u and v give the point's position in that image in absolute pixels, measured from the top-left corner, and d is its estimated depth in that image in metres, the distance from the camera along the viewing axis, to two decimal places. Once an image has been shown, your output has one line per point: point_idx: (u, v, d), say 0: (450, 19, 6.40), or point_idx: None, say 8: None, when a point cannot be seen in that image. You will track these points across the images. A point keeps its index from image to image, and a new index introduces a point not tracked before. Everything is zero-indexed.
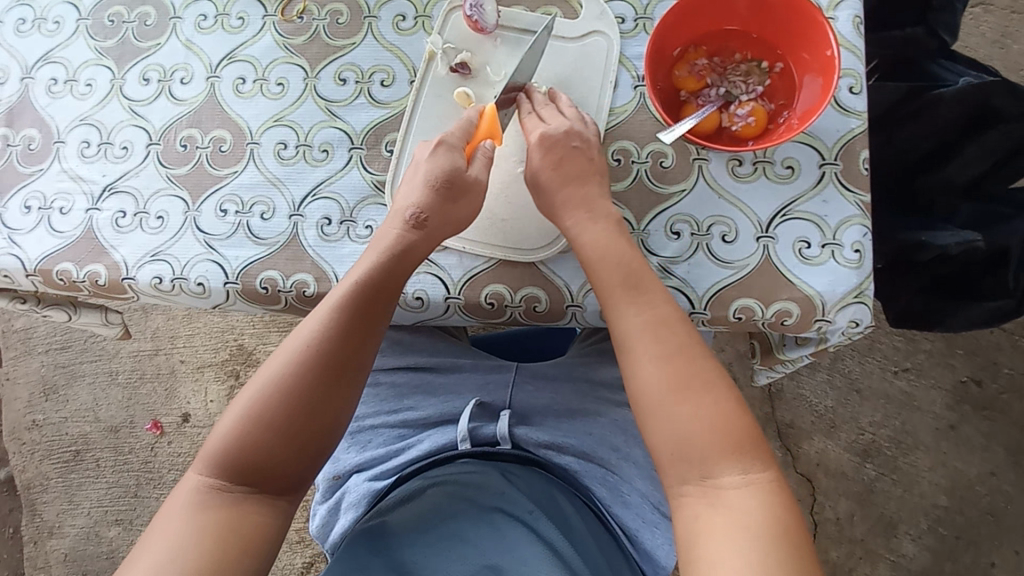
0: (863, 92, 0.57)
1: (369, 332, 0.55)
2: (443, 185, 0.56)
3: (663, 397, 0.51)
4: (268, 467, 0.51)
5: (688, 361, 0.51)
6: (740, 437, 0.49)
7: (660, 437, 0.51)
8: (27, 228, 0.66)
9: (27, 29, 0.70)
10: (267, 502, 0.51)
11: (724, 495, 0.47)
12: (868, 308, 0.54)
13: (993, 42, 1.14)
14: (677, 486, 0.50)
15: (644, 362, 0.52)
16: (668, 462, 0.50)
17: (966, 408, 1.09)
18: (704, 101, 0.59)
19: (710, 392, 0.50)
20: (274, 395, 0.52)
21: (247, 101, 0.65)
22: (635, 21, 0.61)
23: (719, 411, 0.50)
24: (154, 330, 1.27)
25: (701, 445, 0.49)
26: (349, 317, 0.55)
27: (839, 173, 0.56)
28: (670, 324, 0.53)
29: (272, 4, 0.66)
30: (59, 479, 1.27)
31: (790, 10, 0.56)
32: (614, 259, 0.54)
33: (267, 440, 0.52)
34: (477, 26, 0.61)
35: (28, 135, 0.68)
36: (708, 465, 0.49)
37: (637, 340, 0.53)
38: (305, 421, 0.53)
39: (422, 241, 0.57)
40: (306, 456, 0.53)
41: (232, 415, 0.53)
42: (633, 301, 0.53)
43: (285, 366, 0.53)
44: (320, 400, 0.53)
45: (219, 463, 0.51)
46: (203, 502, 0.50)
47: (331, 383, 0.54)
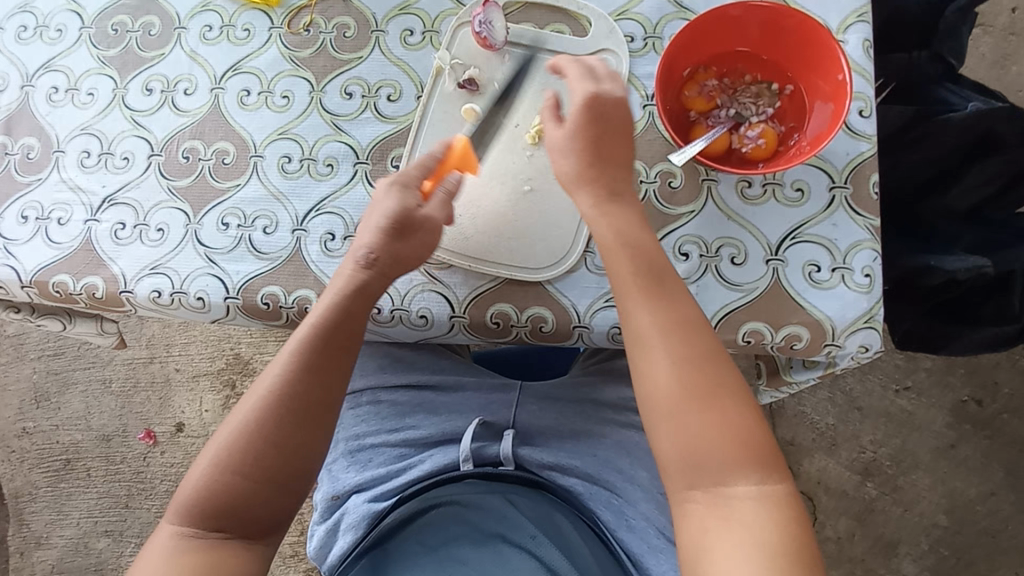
0: (872, 115, 0.57)
1: (343, 364, 0.53)
2: (398, 221, 0.54)
3: (678, 398, 0.49)
4: (242, 512, 0.49)
5: (709, 363, 0.49)
6: (757, 445, 0.48)
7: (670, 439, 0.49)
8: (24, 238, 0.64)
9: (28, 36, 0.69)
10: (245, 546, 0.50)
11: (736, 507, 0.46)
12: (877, 333, 0.54)
13: (993, 63, 1.15)
14: (685, 493, 0.48)
15: (662, 360, 0.50)
16: (675, 465, 0.48)
17: (967, 428, 1.09)
18: (714, 122, 0.58)
19: (727, 394, 0.49)
20: (244, 438, 0.50)
21: (251, 113, 0.64)
22: (644, 39, 0.61)
23: (736, 418, 0.48)
24: (148, 338, 1.26)
25: (716, 450, 0.48)
26: (320, 351, 0.52)
27: (849, 197, 0.56)
28: (690, 323, 0.51)
29: (279, 17, 0.65)
30: (48, 489, 1.25)
31: (802, 34, 0.56)
32: (639, 250, 0.52)
33: (239, 486, 0.49)
34: (486, 42, 0.61)
35: (27, 144, 0.67)
36: (722, 472, 0.47)
37: (654, 337, 0.50)
38: (276, 463, 0.50)
39: (388, 271, 0.54)
40: (282, 497, 0.51)
41: (201, 461, 0.50)
42: (652, 297, 0.51)
43: (254, 408, 0.51)
44: (288, 443, 0.51)
45: (191, 512, 0.49)
46: (179, 550, 0.48)
47: (303, 421, 0.51)
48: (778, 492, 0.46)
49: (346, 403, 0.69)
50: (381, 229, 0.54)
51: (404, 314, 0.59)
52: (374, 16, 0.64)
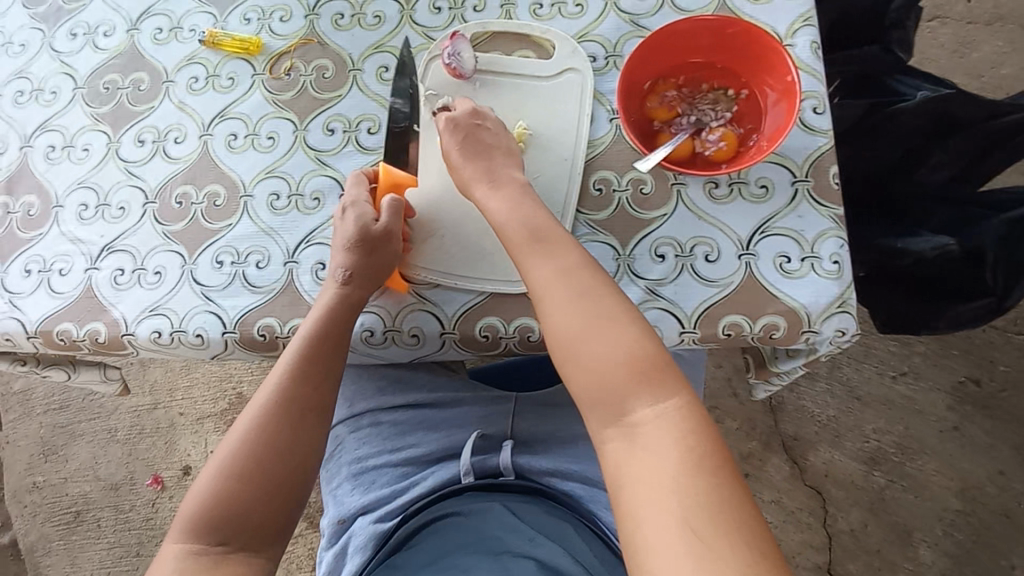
0: (826, 111, 0.60)
1: (331, 373, 0.58)
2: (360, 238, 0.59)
3: (574, 334, 0.50)
4: (246, 521, 0.52)
5: (595, 296, 0.51)
6: (649, 368, 0.48)
7: (577, 380, 0.50)
8: (28, 291, 0.67)
9: (24, 100, 0.73)
10: (249, 556, 0.52)
11: (639, 431, 0.46)
12: (852, 316, 0.56)
13: (952, 52, 1.19)
14: (599, 433, 0.48)
15: (555, 305, 0.52)
16: (587, 405, 0.49)
17: (967, 409, 1.10)
18: (676, 129, 0.61)
19: (616, 323, 0.50)
20: (245, 451, 0.54)
21: (239, 155, 0.67)
22: (606, 58, 0.64)
23: (626, 340, 0.49)
24: (152, 384, 1.27)
25: (614, 381, 0.48)
26: (309, 363, 0.58)
27: (812, 190, 0.58)
28: (576, 267, 0.53)
29: (260, 64, 0.69)
30: (59, 543, 1.24)
31: (751, 41, 0.59)
32: (521, 219, 0.56)
33: (243, 495, 0.53)
34: (456, 72, 0.64)
35: (27, 201, 0.70)
36: (622, 402, 0.47)
37: (547, 285, 0.53)
38: (277, 468, 0.54)
39: (364, 287, 0.59)
40: (284, 503, 0.54)
41: (203, 479, 0.54)
42: (541, 251, 0.54)
43: (253, 422, 0.56)
44: (289, 449, 0.55)
45: (195, 527, 0.51)
46: (185, 567, 0.50)
47: (299, 428, 0.57)
48: (671, 410, 0.46)
49: (347, 428, 0.70)
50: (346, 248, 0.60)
51: (396, 334, 0.61)
52: (351, 56, 0.68)
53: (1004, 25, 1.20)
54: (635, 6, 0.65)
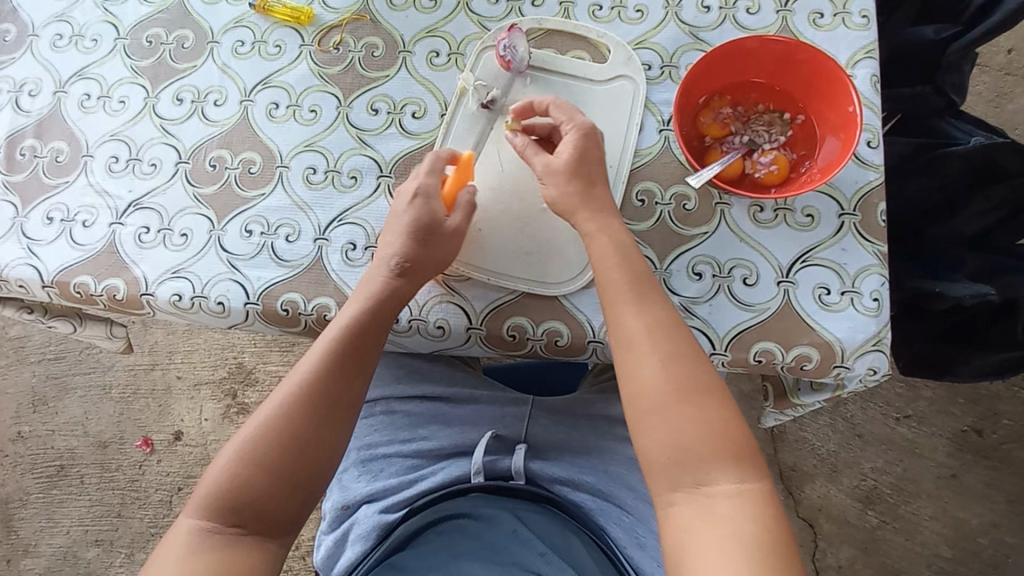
0: (880, 147, 0.59)
1: (366, 369, 0.57)
2: (420, 234, 0.57)
3: (664, 399, 0.52)
4: (260, 508, 0.52)
5: (691, 365, 0.52)
6: (734, 446, 0.50)
7: (655, 439, 0.51)
8: (48, 239, 0.65)
9: (63, 44, 0.71)
10: (258, 545, 0.52)
11: (716, 504, 0.48)
12: (885, 356, 0.55)
13: (989, 100, 1.19)
14: (669, 494, 0.50)
15: (647, 365, 0.53)
16: (660, 466, 0.51)
17: (968, 458, 1.10)
18: (728, 148, 0.61)
19: (706, 394, 0.52)
20: (267, 436, 0.53)
21: (279, 125, 0.66)
22: (662, 68, 0.63)
23: (714, 417, 0.51)
24: (152, 345, 1.26)
25: (695, 451, 0.50)
26: (341, 355, 0.56)
27: (857, 224, 0.58)
28: (670, 328, 0.53)
29: (310, 35, 0.68)
30: (39, 495, 1.23)
31: (813, 68, 0.59)
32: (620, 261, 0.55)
33: (261, 481, 0.52)
34: (507, 64, 0.63)
35: (56, 148, 0.68)
36: (702, 471, 0.50)
37: (640, 342, 0.53)
38: (297, 460, 0.53)
39: (410, 283, 0.57)
40: (300, 494, 0.53)
41: (223, 458, 0.53)
42: (638, 304, 0.54)
43: (279, 407, 0.54)
44: (313, 442, 0.54)
45: (211, 507, 0.51)
46: (198, 546, 0.50)
47: (325, 421, 0.55)
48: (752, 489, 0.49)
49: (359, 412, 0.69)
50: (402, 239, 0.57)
51: (421, 324, 0.60)
52: (402, 37, 0.67)
53: None
54: (696, 19, 0.64)
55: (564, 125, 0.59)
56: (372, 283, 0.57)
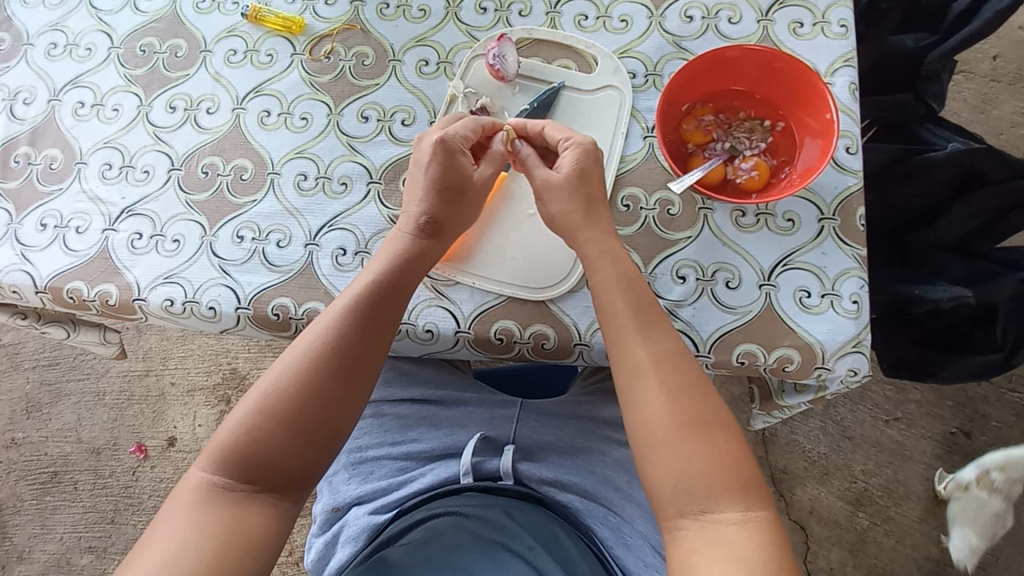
0: (859, 152, 0.60)
1: (383, 328, 0.57)
2: (450, 195, 0.59)
3: (673, 428, 0.52)
4: (273, 467, 0.52)
5: (698, 395, 0.53)
6: (739, 474, 0.51)
7: (664, 468, 0.52)
8: (41, 245, 0.66)
9: (57, 53, 0.72)
10: (271, 504, 0.52)
11: (721, 531, 0.49)
12: (865, 357, 0.56)
13: (974, 107, 1.21)
14: (675, 519, 0.51)
15: (655, 395, 0.53)
16: (668, 494, 0.51)
17: (956, 460, 1.11)
18: (710, 154, 0.63)
19: (713, 427, 0.52)
20: (282, 394, 0.54)
21: (271, 132, 0.67)
22: (645, 76, 0.65)
23: (722, 447, 0.52)
24: (145, 351, 1.26)
25: (701, 481, 0.50)
26: (359, 317, 0.56)
27: (837, 228, 0.59)
28: (677, 357, 0.54)
29: (301, 44, 0.69)
30: (33, 501, 1.23)
31: (792, 76, 0.60)
32: (625, 287, 0.56)
33: (275, 438, 0.52)
34: (498, 74, 0.65)
35: (50, 155, 0.69)
36: (710, 497, 0.50)
37: (646, 371, 0.54)
38: (312, 417, 0.53)
39: (428, 247, 0.59)
40: (313, 456, 0.54)
41: (237, 413, 0.53)
42: (644, 332, 0.55)
43: (294, 364, 0.54)
44: (330, 401, 0.54)
45: (224, 461, 0.52)
46: (209, 502, 0.50)
47: (341, 383, 0.55)
48: (759, 518, 0.49)
49: None
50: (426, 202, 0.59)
51: (410, 328, 0.60)
52: (392, 46, 0.68)
53: None
54: (679, 28, 0.65)
55: (561, 144, 0.60)
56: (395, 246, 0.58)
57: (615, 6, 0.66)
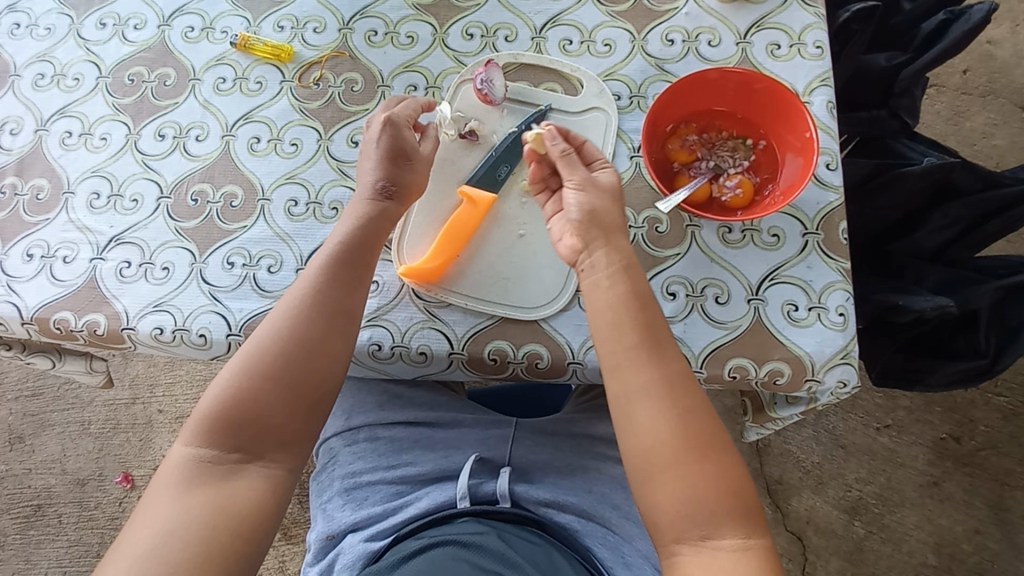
0: (838, 168, 0.62)
1: (357, 287, 0.59)
2: (399, 158, 0.61)
3: (672, 458, 0.52)
4: (261, 433, 0.54)
5: (697, 424, 0.53)
6: (739, 505, 0.51)
7: (667, 494, 0.52)
8: (27, 276, 0.65)
9: (45, 83, 0.72)
10: (259, 469, 0.54)
11: (722, 557, 0.49)
12: (854, 368, 0.57)
13: (946, 119, 1.25)
14: (673, 545, 0.51)
15: (655, 420, 0.53)
16: (669, 521, 0.51)
17: (948, 465, 1.12)
18: (695, 172, 0.64)
19: (712, 456, 0.52)
20: (261, 364, 0.55)
21: (260, 158, 0.68)
22: (630, 98, 0.66)
23: (727, 472, 0.52)
24: (132, 378, 1.24)
25: (704, 512, 0.51)
26: (332, 285, 0.58)
27: (821, 242, 0.60)
28: (682, 381, 0.54)
29: (290, 71, 0.70)
30: (16, 537, 1.19)
31: (770, 95, 0.62)
32: (618, 313, 0.55)
33: (259, 406, 0.54)
34: (487, 98, 0.66)
35: (37, 185, 0.69)
36: (712, 526, 0.50)
37: (642, 400, 0.53)
38: (295, 380, 0.55)
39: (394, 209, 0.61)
40: (298, 422, 0.56)
41: (215, 388, 0.55)
42: (637, 359, 0.54)
43: (271, 332, 0.56)
44: (309, 362, 0.56)
45: (210, 435, 0.54)
46: (198, 473, 0.53)
47: (320, 349, 0.57)
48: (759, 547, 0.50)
49: (343, 440, 0.71)
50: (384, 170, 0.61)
51: (404, 351, 0.60)
52: (381, 72, 0.69)
53: (996, 97, 1.26)
54: (661, 51, 0.67)
55: (597, 162, 0.61)
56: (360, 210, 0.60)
57: (599, 31, 0.68)
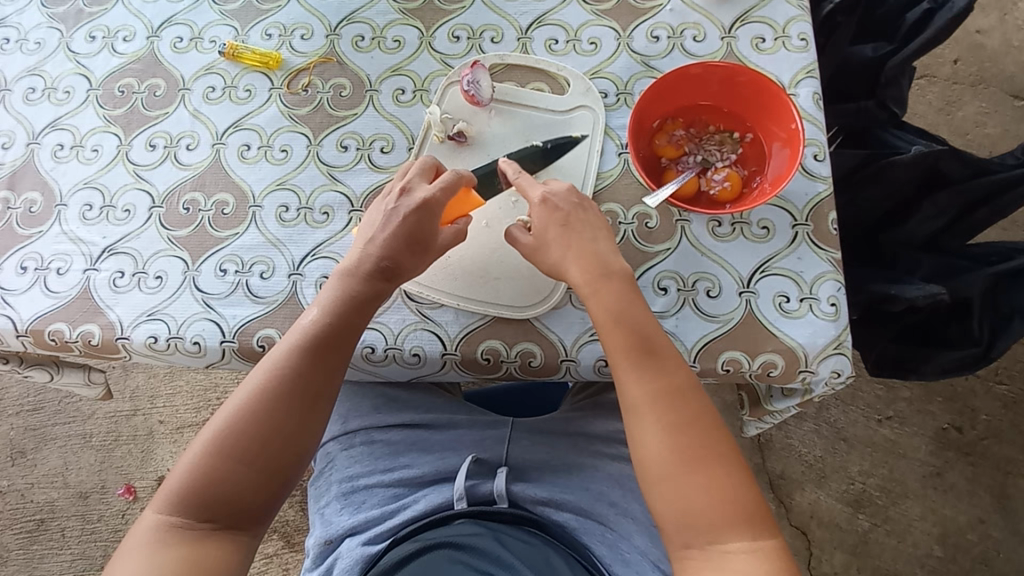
0: (826, 159, 0.62)
1: (338, 358, 0.56)
2: (411, 236, 0.58)
3: (673, 464, 0.52)
4: (232, 502, 0.52)
5: (699, 430, 0.53)
6: (745, 506, 0.51)
7: (671, 500, 0.51)
8: (21, 288, 0.66)
9: (36, 97, 0.73)
10: (228, 538, 0.52)
11: (730, 560, 0.49)
12: (847, 358, 0.57)
13: (938, 109, 1.25)
14: (681, 550, 0.51)
15: (654, 422, 0.53)
16: (673, 527, 0.51)
17: (950, 455, 1.11)
18: (683, 167, 0.64)
19: (718, 460, 0.52)
20: (236, 431, 0.53)
21: (251, 166, 0.68)
22: (617, 95, 0.66)
23: (731, 476, 0.52)
24: (132, 389, 1.24)
25: (711, 516, 0.50)
26: (312, 354, 0.56)
27: (811, 233, 0.60)
28: (685, 389, 0.54)
29: (279, 78, 0.70)
30: (19, 551, 1.19)
31: (756, 89, 0.62)
32: (621, 319, 0.55)
33: (233, 475, 0.52)
34: (473, 99, 0.66)
35: (30, 198, 0.69)
36: (717, 531, 0.50)
37: (644, 408, 0.53)
38: (271, 453, 0.53)
39: (387, 282, 0.58)
40: (268, 493, 0.53)
41: (190, 454, 0.53)
42: (640, 367, 0.54)
43: (251, 395, 0.54)
44: (286, 434, 0.54)
45: (179, 503, 0.51)
46: (165, 540, 0.50)
47: (297, 423, 0.55)
48: (767, 548, 0.50)
49: (340, 444, 0.71)
50: (383, 239, 0.58)
51: (397, 352, 0.61)
52: (369, 77, 0.70)
53: (987, 86, 1.26)
54: (646, 48, 0.67)
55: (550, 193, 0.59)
56: (350, 278, 0.58)
57: (584, 30, 0.68)
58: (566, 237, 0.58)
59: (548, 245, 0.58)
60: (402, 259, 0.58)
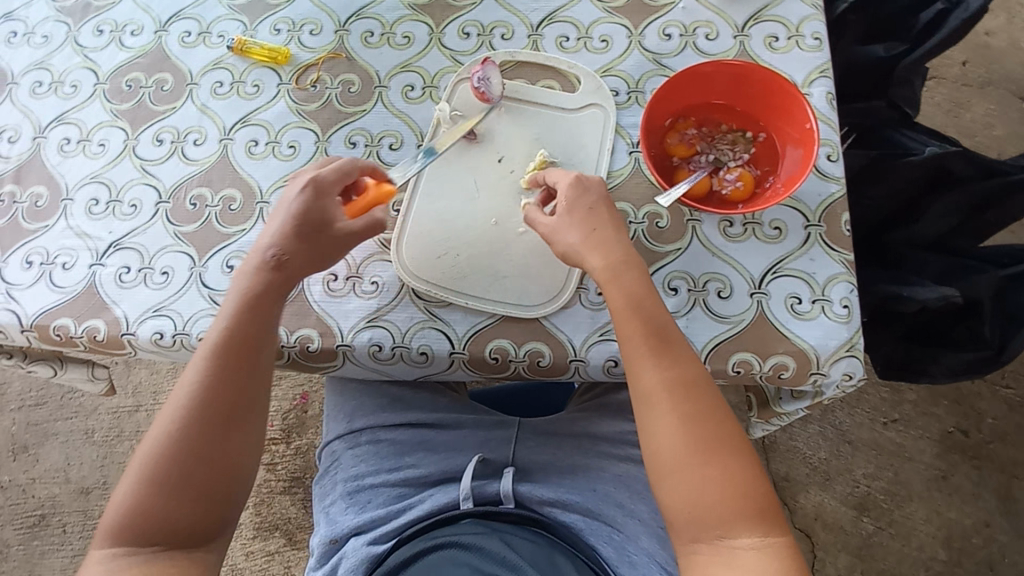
0: (839, 159, 0.62)
1: (252, 361, 0.55)
2: (305, 229, 0.57)
3: (686, 456, 0.51)
4: (178, 522, 0.51)
5: (712, 423, 0.52)
6: (756, 501, 0.50)
7: (681, 492, 0.51)
8: (27, 283, 0.65)
9: (43, 91, 0.73)
10: (184, 556, 0.51)
11: (739, 556, 0.49)
12: (859, 360, 0.57)
13: (947, 111, 1.24)
14: (690, 544, 0.51)
15: (666, 420, 0.52)
16: (682, 520, 0.51)
17: (956, 459, 1.11)
18: (695, 167, 0.64)
19: (730, 454, 0.51)
20: (164, 452, 0.52)
21: (258, 162, 0.67)
22: (628, 93, 0.66)
23: (743, 471, 0.51)
24: (135, 386, 1.24)
25: (721, 510, 0.50)
26: (223, 361, 0.54)
27: (823, 235, 0.60)
28: (699, 382, 0.53)
29: (287, 73, 0.70)
30: (20, 547, 1.19)
31: (769, 89, 0.62)
32: (639, 309, 0.54)
33: (169, 495, 0.51)
34: (483, 96, 0.65)
35: (36, 193, 0.69)
36: (727, 526, 0.50)
37: (658, 399, 0.53)
38: (202, 466, 0.52)
39: (291, 276, 0.57)
40: (216, 505, 0.52)
41: (125, 484, 0.52)
42: (657, 358, 0.53)
43: (174, 415, 0.53)
44: (218, 445, 0.53)
45: (124, 533, 0.50)
46: (114, 571, 0.50)
47: (226, 433, 0.53)
48: (778, 545, 0.49)
49: (345, 443, 0.71)
50: (279, 236, 0.57)
51: (404, 351, 0.60)
52: (377, 73, 0.69)
53: (995, 88, 1.25)
54: (658, 46, 0.67)
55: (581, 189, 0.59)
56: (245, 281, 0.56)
57: (595, 27, 0.68)
58: (583, 227, 0.57)
59: (564, 230, 0.58)
60: (297, 253, 0.57)
